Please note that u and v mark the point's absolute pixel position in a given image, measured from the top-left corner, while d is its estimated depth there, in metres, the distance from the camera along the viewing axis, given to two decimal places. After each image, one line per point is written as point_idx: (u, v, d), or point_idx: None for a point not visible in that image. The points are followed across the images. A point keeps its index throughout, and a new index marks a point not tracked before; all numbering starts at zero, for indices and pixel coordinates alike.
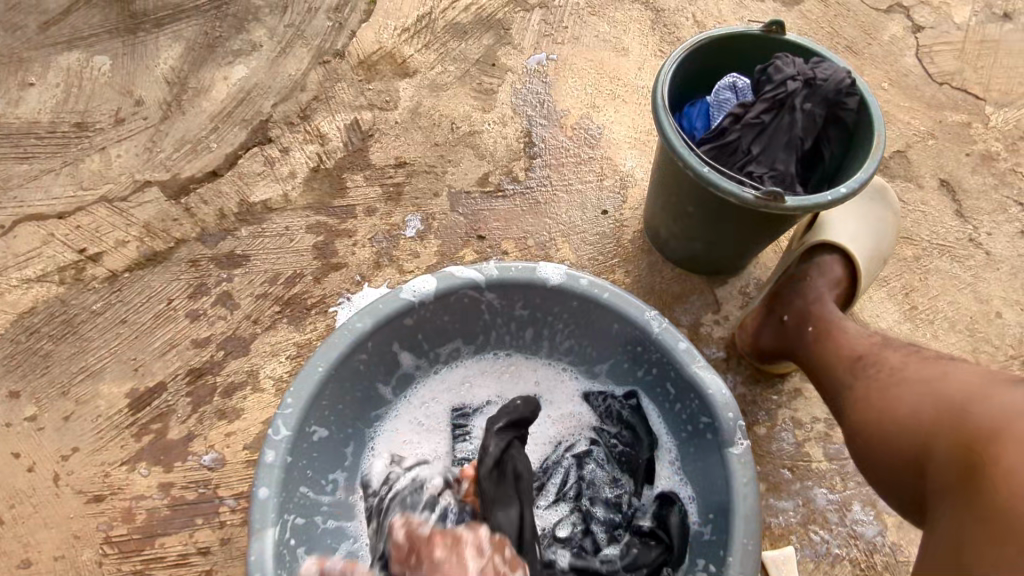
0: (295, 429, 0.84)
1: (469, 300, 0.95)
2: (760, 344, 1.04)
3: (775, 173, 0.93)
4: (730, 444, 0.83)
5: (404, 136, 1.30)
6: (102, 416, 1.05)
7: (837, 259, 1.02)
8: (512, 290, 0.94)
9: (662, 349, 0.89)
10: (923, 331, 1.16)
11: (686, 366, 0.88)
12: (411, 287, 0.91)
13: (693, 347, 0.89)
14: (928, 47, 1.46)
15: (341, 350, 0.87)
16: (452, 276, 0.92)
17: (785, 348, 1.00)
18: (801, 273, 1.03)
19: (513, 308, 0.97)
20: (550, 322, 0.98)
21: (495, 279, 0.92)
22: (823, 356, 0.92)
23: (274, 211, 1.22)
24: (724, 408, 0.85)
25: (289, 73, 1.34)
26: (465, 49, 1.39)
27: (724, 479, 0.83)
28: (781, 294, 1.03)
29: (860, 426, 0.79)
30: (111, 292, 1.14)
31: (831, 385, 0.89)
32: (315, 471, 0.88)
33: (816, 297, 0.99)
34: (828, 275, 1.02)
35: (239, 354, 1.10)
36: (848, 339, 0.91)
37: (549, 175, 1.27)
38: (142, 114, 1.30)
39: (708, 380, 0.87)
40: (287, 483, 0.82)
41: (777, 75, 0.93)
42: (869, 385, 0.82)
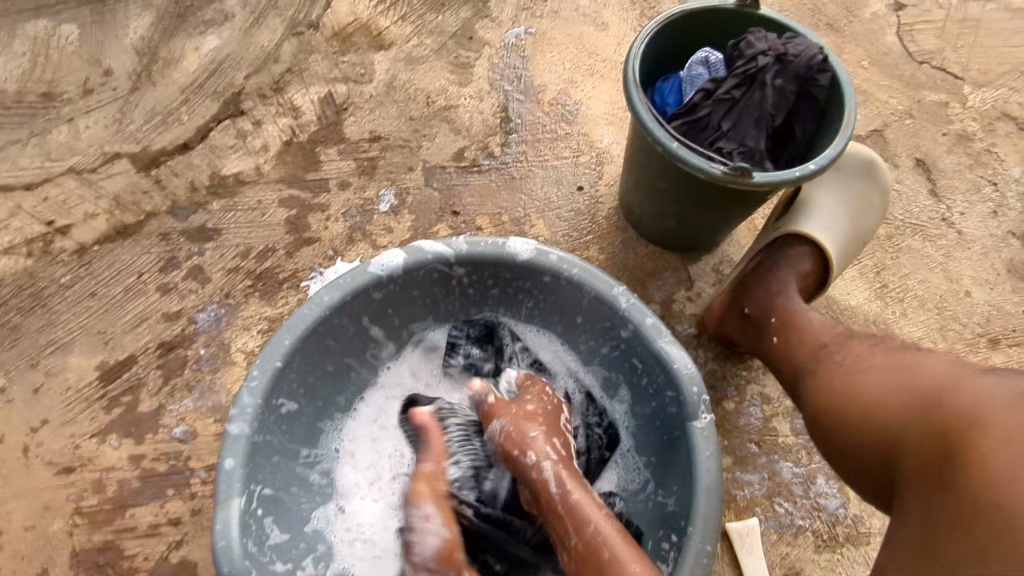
0: (262, 400, 0.83)
1: (438, 275, 0.95)
2: (725, 330, 1.03)
3: (744, 149, 0.92)
4: (694, 418, 0.84)
5: (379, 109, 1.28)
6: (70, 389, 1.04)
7: (811, 252, 0.99)
8: (481, 266, 0.94)
9: (630, 324, 0.90)
10: (893, 309, 1.17)
11: (653, 341, 0.88)
12: (380, 261, 0.90)
13: (661, 322, 0.89)
14: (909, 25, 1.46)
15: (309, 323, 0.86)
16: (420, 250, 0.92)
17: (749, 340, 0.99)
18: (769, 262, 1.00)
19: (483, 282, 0.97)
20: (523, 299, 0.99)
21: (464, 253, 0.91)
22: (788, 345, 0.92)
23: (247, 184, 1.21)
24: (690, 383, 0.86)
25: (262, 44, 1.31)
26: (442, 22, 1.37)
27: (688, 452, 0.84)
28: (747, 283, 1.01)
29: (824, 413, 0.79)
30: (81, 265, 1.13)
31: (795, 370, 0.89)
32: (285, 443, 0.88)
33: (779, 291, 0.97)
34: (797, 267, 0.98)
35: (210, 328, 1.09)
36: (812, 327, 0.91)
37: (525, 151, 1.27)
38: (111, 84, 1.27)
39: (675, 355, 0.87)
40: (255, 455, 0.82)
41: (749, 50, 0.92)
42: (834, 372, 0.82)
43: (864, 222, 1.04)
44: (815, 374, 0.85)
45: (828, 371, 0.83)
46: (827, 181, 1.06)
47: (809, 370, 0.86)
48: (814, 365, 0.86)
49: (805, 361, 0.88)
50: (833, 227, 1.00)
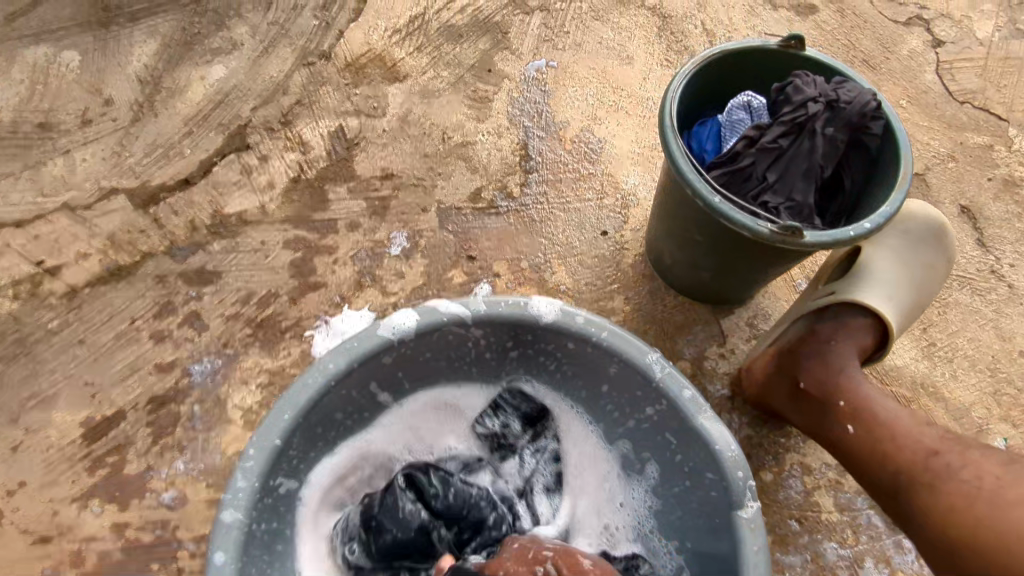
0: (258, 482, 0.75)
1: (454, 336, 0.87)
2: (770, 397, 0.97)
3: (792, 204, 0.84)
4: (740, 507, 0.76)
5: (392, 145, 1.22)
6: (52, 448, 0.97)
7: (870, 323, 0.95)
8: (501, 327, 0.86)
9: (664, 397, 0.82)
10: (942, 370, 1.08)
11: (692, 418, 0.80)
12: (390, 322, 0.82)
13: (700, 395, 0.81)
14: (950, 63, 1.38)
15: (312, 393, 0.79)
16: (434, 310, 0.84)
17: (800, 414, 0.93)
18: (826, 331, 0.95)
19: (502, 344, 0.89)
20: (547, 362, 0.91)
21: (482, 314, 0.84)
22: (872, 442, 0.81)
23: (250, 224, 1.13)
24: (734, 468, 0.78)
25: (271, 75, 1.25)
26: (460, 54, 1.31)
27: (733, 544, 0.76)
28: (799, 351, 0.95)
29: (955, 547, 0.68)
30: (70, 309, 1.05)
31: (895, 477, 0.77)
32: (280, 524, 0.81)
33: (842, 367, 0.90)
34: (857, 340, 0.94)
35: (207, 381, 1.02)
36: (904, 423, 0.80)
37: (545, 192, 1.19)
38: (111, 115, 1.21)
39: (717, 435, 0.79)
40: (249, 543, 0.75)
41: (797, 96, 0.84)
42: (966, 498, 0.69)
43: (922, 286, 0.99)
44: (937, 493, 0.72)
45: (957, 494, 0.70)
46: (887, 243, 1.01)
47: (923, 485, 0.74)
48: (930, 480, 0.73)
49: (911, 471, 0.76)
50: (891, 298, 0.96)
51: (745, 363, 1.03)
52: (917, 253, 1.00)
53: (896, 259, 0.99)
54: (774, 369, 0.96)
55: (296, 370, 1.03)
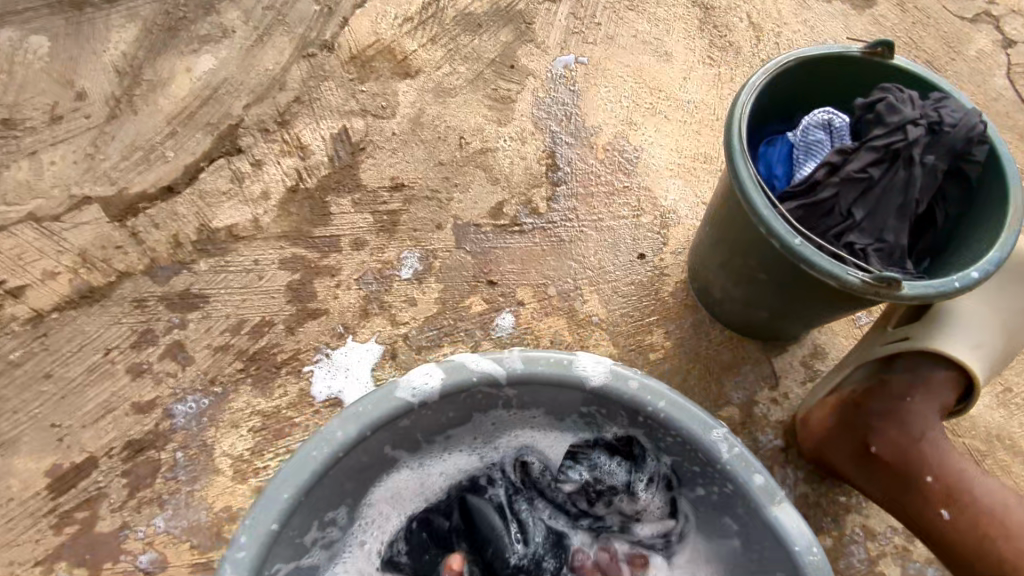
0: (250, 575, 0.66)
1: (484, 394, 0.76)
2: (830, 454, 0.87)
3: (882, 245, 0.71)
4: None
5: (402, 151, 1.08)
6: (13, 501, 0.84)
7: (950, 376, 0.83)
8: (537, 387, 0.75)
9: (731, 481, 0.71)
10: (1020, 420, 0.96)
11: (764, 508, 0.69)
12: (410, 384, 0.72)
13: (774, 482, 0.70)
14: (1021, 67, 1.24)
15: (315, 469, 0.69)
16: (463, 368, 0.73)
17: (871, 481, 0.84)
18: (902, 385, 0.83)
19: (538, 404, 0.79)
20: (604, 425, 0.79)
21: (518, 374, 0.72)
22: (979, 532, 0.75)
23: (241, 240, 1.00)
24: (816, 574, 0.66)
25: (266, 68, 1.11)
26: (479, 46, 1.16)
27: None
28: (867, 408, 0.84)
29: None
30: (35, 337, 0.92)
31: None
32: None
33: (922, 432, 0.81)
34: (935, 398, 0.82)
35: (191, 424, 0.89)
36: (1013, 512, 0.75)
37: (575, 208, 1.06)
38: (84, 110, 1.06)
39: (795, 533, 0.68)
40: None
41: (892, 116, 0.71)
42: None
43: (1011, 330, 0.87)
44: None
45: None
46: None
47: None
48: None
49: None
50: (979, 345, 0.84)
51: (802, 410, 0.92)
52: (1005, 294, 0.89)
53: (971, 301, 0.88)
54: (838, 424, 0.86)
55: (293, 412, 0.91)
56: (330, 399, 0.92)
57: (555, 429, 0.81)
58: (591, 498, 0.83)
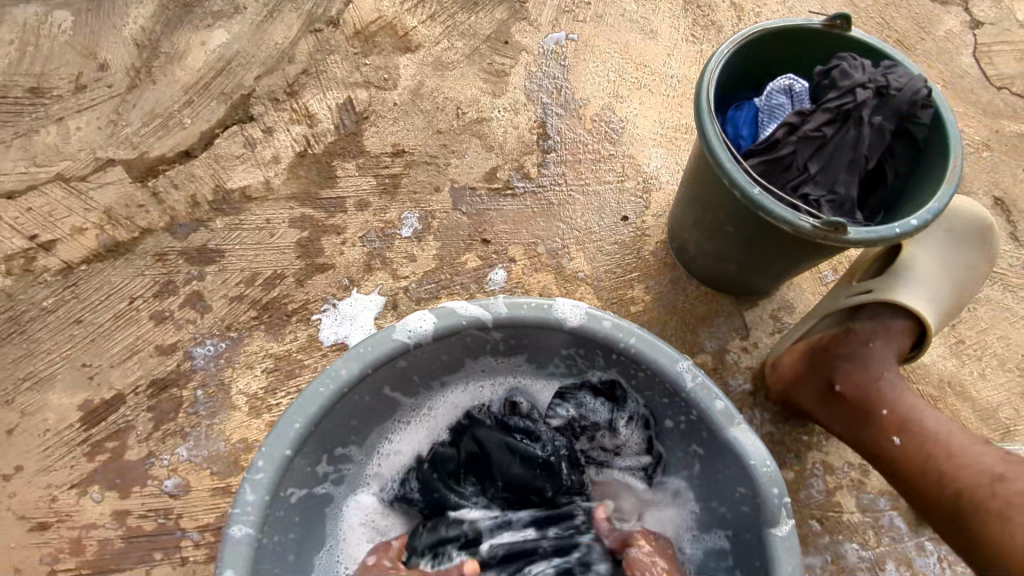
0: (268, 496, 0.73)
1: (473, 338, 0.84)
2: (797, 397, 0.95)
3: (833, 197, 0.79)
4: (775, 525, 0.73)
5: (403, 120, 1.16)
6: (50, 431, 0.93)
7: (905, 324, 0.91)
8: (521, 330, 0.83)
9: (695, 407, 0.79)
10: (971, 369, 1.04)
11: (724, 429, 0.77)
12: (405, 327, 0.79)
13: (733, 406, 0.78)
14: (987, 46, 1.32)
15: (321, 403, 0.76)
16: (453, 314, 0.81)
17: (835, 419, 0.91)
18: (864, 331, 0.91)
19: (522, 348, 0.87)
20: (583, 367, 0.88)
21: (504, 318, 0.80)
22: (923, 459, 0.80)
23: (254, 200, 1.08)
24: (770, 484, 0.74)
25: (276, 42, 1.18)
26: (476, 23, 1.24)
27: (766, 560, 0.74)
28: (831, 352, 0.92)
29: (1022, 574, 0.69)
30: (66, 287, 1.01)
31: (956, 499, 0.76)
32: (298, 536, 0.79)
33: (880, 371, 0.88)
34: (893, 343, 0.91)
35: (209, 365, 0.98)
36: (957, 442, 0.80)
37: (564, 173, 1.14)
38: (106, 81, 1.14)
39: (752, 449, 0.76)
40: (259, 562, 0.72)
41: (844, 82, 0.79)
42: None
43: (963, 286, 0.96)
44: (1008, 522, 0.71)
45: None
46: (923, 244, 0.98)
47: (993, 513, 0.73)
48: (1001, 508, 0.72)
49: (976, 495, 0.75)
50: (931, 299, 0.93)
51: (771, 356, 1.00)
52: (957, 253, 0.98)
53: (930, 258, 0.97)
54: (804, 366, 0.93)
55: (302, 355, 0.99)
56: (336, 344, 1.01)
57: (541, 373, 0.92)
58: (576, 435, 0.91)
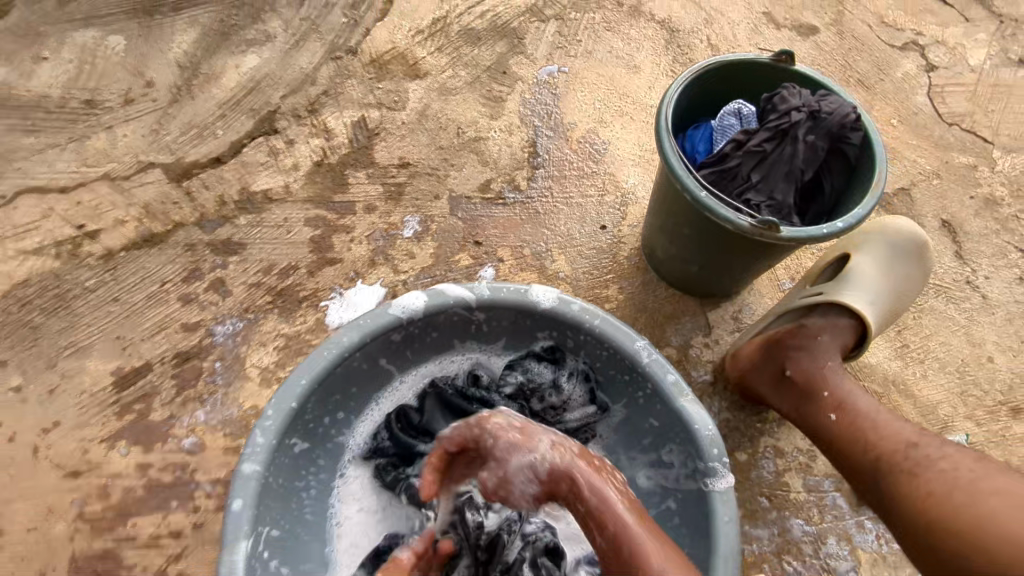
0: (275, 440, 0.85)
1: (459, 318, 0.97)
2: (753, 383, 1.04)
3: (772, 202, 0.93)
4: (714, 481, 0.85)
5: (410, 137, 1.30)
6: (85, 393, 1.06)
7: (851, 324, 1.01)
8: (501, 311, 0.96)
9: (650, 380, 0.92)
10: (914, 370, 1.15)
11: (673, 399, 0.89)
12: (401, 303, 0.93)
13: (682, 380, 0.91)
14: (940, 87, 1.46)
15: (326, 363, 0.89)
16: (442, 294, 0.94)
17: (785, 402, 1.01)
18: (814, 327, 1.02)
19: (499, 330, 1.01)
20: (552, 349, 1.01)
21: (486, 299, 0.94)
22: (854, 434, 0.89)
23: (274, 201, 1.22)
24: (710, 445, 0.86)
25: (301, 66, 1.34)
26: (478, 55, 1.40)
27: (707, 516, 0.85)
28: (786, 344, 1.01)
29: (922, 522, 0.74)
30: (106, 270, 1.15)
31: (876, 462, 0.84)
32: (296, 482, 0.90)
33: (825, 361, 0.99)
34: (840, 339, 1.01)
35: (227, 341, 1.10)
36: (885, 419, 0.89)
37: (550, 187, 1.27)
38: (151, 96, 1.30)
39: (695, 415, 0.88)
40: (263, 495, 0.84)
41: (783, 105, 0.93)
42: (945, 484, 0.74)
43: (899, 294, 1.07)
44: (914, 477, 0.79)
45: (935, 480, 0.76)
46: (875, 251, 1.09)
47: (902, 471, 0.80)
48: (909, 466, 0.80)
49: (892, 458, 0.83)
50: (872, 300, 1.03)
51: (732, 348, 1.11)
52: (898, 266, 1.08)
53: (876, 267, 1.07)
54: (761, 357, 1.02)
55: (311, 335, 1.12)
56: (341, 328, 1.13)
57: (495, 350, 1.04)
58: (527, 398, 1.00)
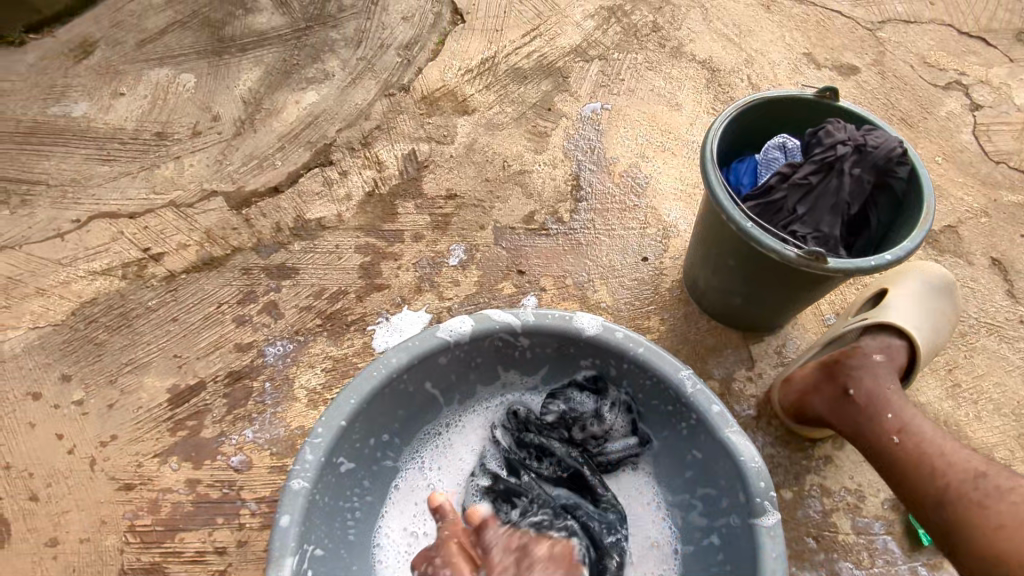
0: (323, 457, 0.87)
1: (503, 343, 0.99)
2: (809, 404, 1.01)
3: (818, 235, 0.95)
4: (761, 515, 0.83)
5: (457, 169, 1.35)
6: (142, 408, 1.10)
7: (904, 345, 1.01)
8: (546, 337, 0.98)
9: (695, 410, 0.91)
10: (967, 411, 1.12)
11: (719, 430, 0.89)
12: (448, 327, 0.95)
13: (727, 411, 0.90)
14: (986, 126, 1.45)
15: (375, 383, 0.91)
16: (488, 319, 0.96)
17: (843, 420, 0.96)
18: (870, 347, 1.01)
19: (543, 357, 1.02)
20: (597, 377, 1.01)
21: (531, 325, 0.96)
22: (918, 455, 0.86)
23: (327, 229, 1.27)
24: (756, 477, 0.85)
25: (356, 102, 1.42)
26: (524, 93, 1.45)
27: (752, 551, 0.83)
28: (844, 363, 0.98)
29: (989, 552, 0.76)
30: (168, 291, 1.21)
31: (943, 488, 0.82)
32: (340, 501, 0.92)
33: (889, 384, 0.95)
34: (895, 361, 0.99)
35: (278, 362, 1.14)
36: (947, 442, 0.86)
37: (593, 219, 1.30)
38: (217, 129, 1.39)
39: (741, 446, 0.87)
40: (310, 513, 0.85)
41: (828, 139, 0.96)
42: (1018, 519, 0.75)
43: (942, 322, 1.06)
44: (986, 510, 0.77)
45: (1008, 512, 0.76)
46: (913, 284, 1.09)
47: (974, 503, 0.79)
48: (981, 499, 0.78)
49: (961, 486, 0.80)
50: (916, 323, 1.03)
51: (784, 374, 1.08)
52: (941, 301, 1.08)
53: (917, 296, 1.07)
54: (819, 378, 1.00)
55: (357, 358, 1.15)
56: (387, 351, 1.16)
57: (535, 378, 1.05)
58: (568, 427, 1.01)
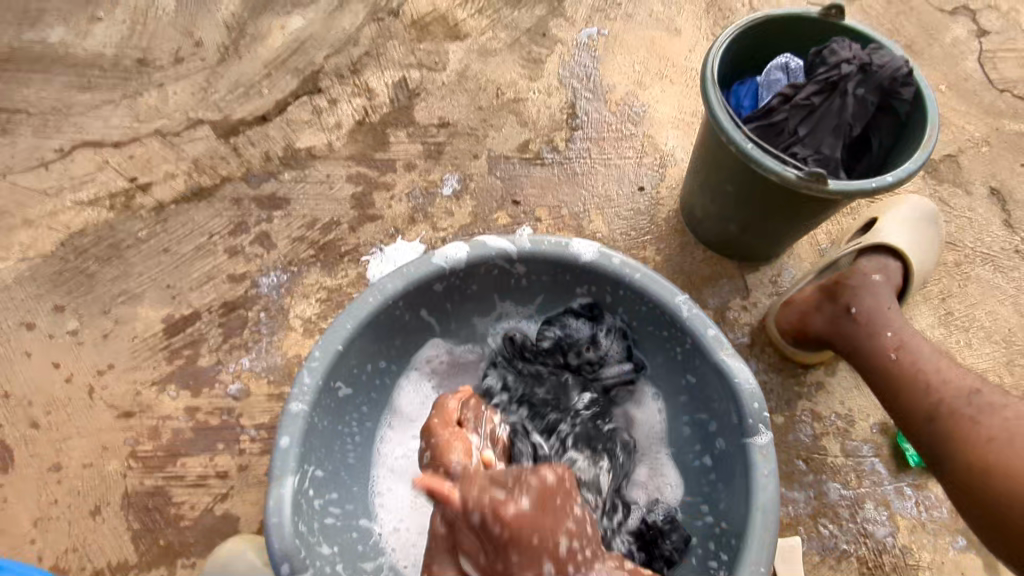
0: (320, 381, 0.87)
1: (499, 270, 0.99)
2: (808, 327, 1.02)
3: (819, 157, 0.94)
4: (754, 435, 0.85)
5: (449, 97, 1.31)
6: (138, 338, 1.10)
7: (898, 265, 1.03)
8: (541, 264, 0.97)
9: (689, 334, 0.92)
10: (958, 338, 1.13)
11: (714, 353, 0.89)
12: (444, 253, 0.94)
13: (722, 335, 0.91)
14: (993, 52, 1.41)
15: (370, 309, 0.91)
16: (484, 245, 0.95)
17: (843, 339, 0.97)
18: (868, 266, 1.02)
19: (539, 285, 1.02)
20: (592, 304, 1.01)
21: (526, 251, 0.95)
22: (915, 373, 0.88)
23: (317, 158, 1.25)
24: (750, 398, 0.87)
25: (343, 27, 1.36)
26: (518, 18, 1.40)
27: (745, 470, 0.85)
28: (844, 284, 1.00)
29: (973, 463, 0.77)
30: (157, 222, 1.19)
31: (936, 403, 0.84)
32: (340, 425, 0.93)
33: (888, 303, 0.97)
34: (892, 279, 1.01)
35: (272, 292, 1.14)
36: (944, 362, 0.88)
37: (589, 148, 1.27)
38: (200, 55, 1.33)
39: (735, 368, 0.88)
40: (309, 435, 0.86)
41: (833, 58, 0.93)
42: (1005, 432, 0.76)
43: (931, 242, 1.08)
44: (975, 425, 0.79)
45: (998, 427, 0.77)
46: (903, 207, 1.10)
47: (964, 418, 0.80)
48: (972, 414, 0.80)
49: (954, 402, 0.82)
50: (908, 242, 1.04)
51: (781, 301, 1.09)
52: (930, 219, 1.10)
53: (907, 217, 1.08)
54: (818, 300, 1.01)
55: (352, 289, 1.15)
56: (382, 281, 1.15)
57: (531, 306, 1.04)
58: (564, 353, 1.02)
